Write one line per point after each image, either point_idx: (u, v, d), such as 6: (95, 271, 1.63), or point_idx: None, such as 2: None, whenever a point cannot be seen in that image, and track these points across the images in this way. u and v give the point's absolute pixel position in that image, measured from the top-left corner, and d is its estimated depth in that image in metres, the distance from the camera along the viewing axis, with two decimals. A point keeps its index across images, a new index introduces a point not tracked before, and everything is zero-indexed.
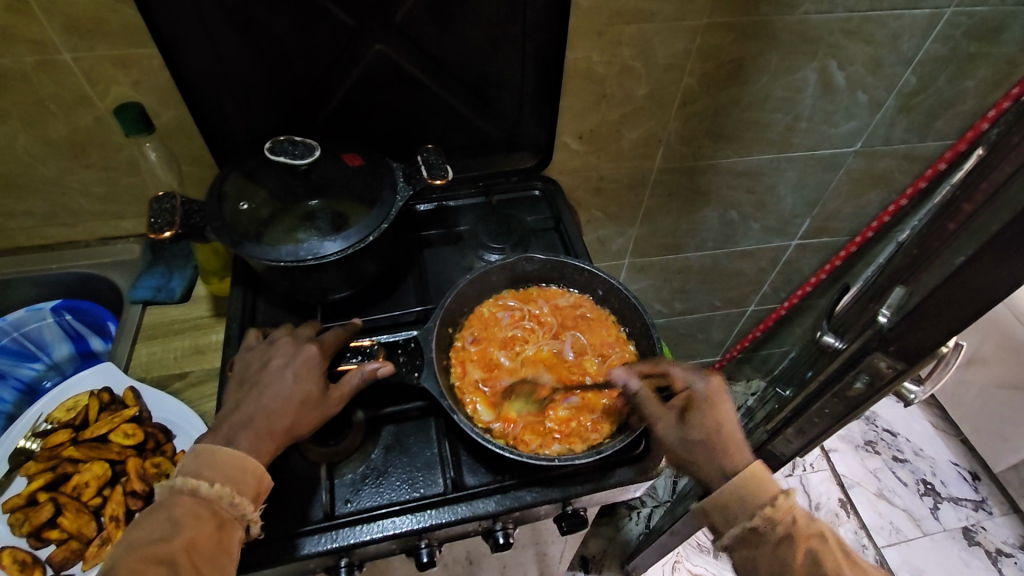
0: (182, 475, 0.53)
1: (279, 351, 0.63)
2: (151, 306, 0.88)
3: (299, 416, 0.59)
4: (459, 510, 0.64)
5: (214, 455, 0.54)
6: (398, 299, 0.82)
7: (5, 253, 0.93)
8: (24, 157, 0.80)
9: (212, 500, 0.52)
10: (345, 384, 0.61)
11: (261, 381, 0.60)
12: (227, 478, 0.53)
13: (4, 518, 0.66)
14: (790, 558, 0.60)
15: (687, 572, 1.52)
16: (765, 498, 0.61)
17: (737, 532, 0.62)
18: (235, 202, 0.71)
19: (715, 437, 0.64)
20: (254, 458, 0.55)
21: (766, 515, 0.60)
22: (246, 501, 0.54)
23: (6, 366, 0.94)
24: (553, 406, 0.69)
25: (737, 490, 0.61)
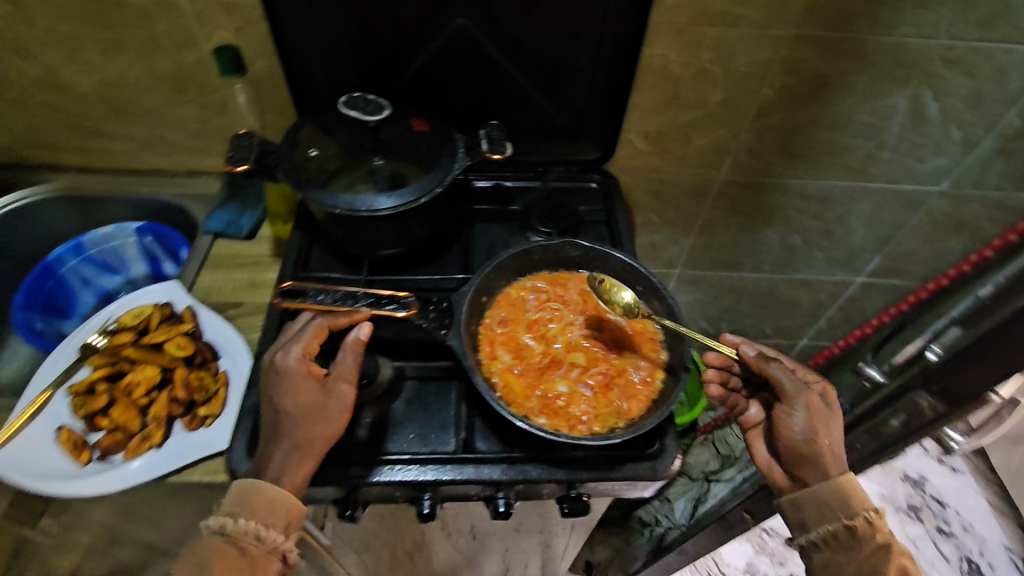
0: (220, 514, 0.58)
1: (270, 377, 0.63)
2: (219, 238, 0.95)
3: (312, 419, 0.61)
4: (465, 469, 0.66)
5: (245, 491, 0.58)
6: (442, 265, 0.86)
7: (106, 171, 1.04)
8: (135, 85, 0.90)
9: (242, 536, 0.57)
10: (344, 368, 0.63)
11: (268, 414, 0.62)
12: (253, 515, 0.57)
13: (67, 400, 0.73)
14: (880, 569, 0.62)
15: None
16: (868, 507, 0.64)
17: (827, 532, 0.65)
18: (305, 149, 0.76)
19: (834, 436, 0.66)
20: (281, 492, 0.58)
21: (866, 519, 0.64)
22: (276, 534, 0.58)
23: (91, 274, 1.06)
24: (561, 390, 0.68)
25: (852, 492, 0.64)
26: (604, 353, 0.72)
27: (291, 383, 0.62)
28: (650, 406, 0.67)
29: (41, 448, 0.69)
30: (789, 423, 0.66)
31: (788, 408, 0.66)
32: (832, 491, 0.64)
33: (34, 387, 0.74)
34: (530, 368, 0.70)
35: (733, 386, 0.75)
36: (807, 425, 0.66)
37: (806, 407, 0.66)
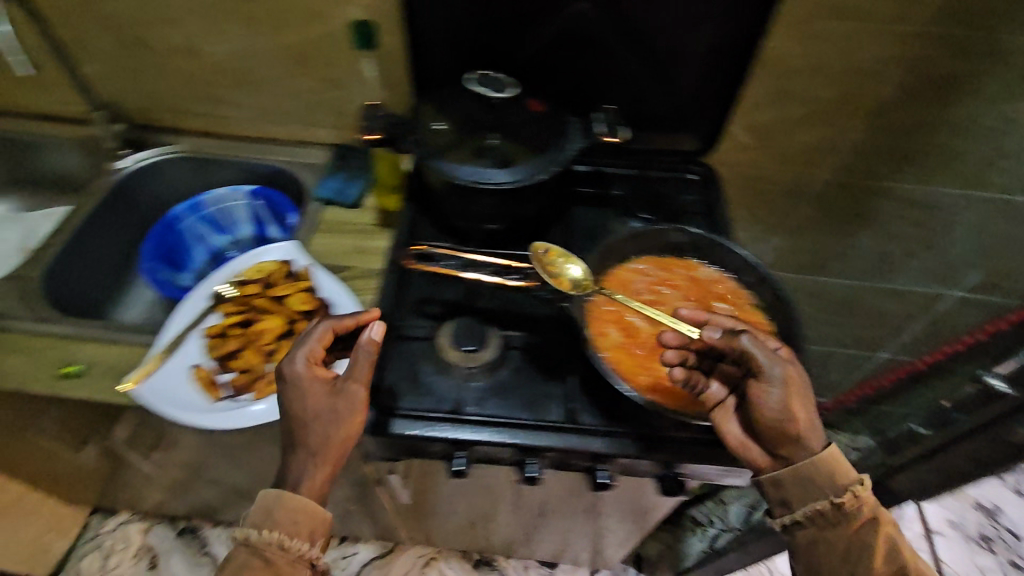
0: (246, 523, 0.60)
1: (280, 384, 0.64)
2: (329, 206, 1.00)
3: (321, 421, 0.62)
4: (571, 441, 0.68)
5: (269, 504, 0.60)
6: (543, 245, 0.88)
7: (223, 136, 1.10)
8: (263, 56, 0.95)
9: (265, 546, 0.59)
10: (353, 369, 0.64)
11: (286, 420, 0.63)
12: (275, 525, 0.59)
13: (201, 341, 0.80)
14: (868, 544, 0.58)
15: None
16: (853, 478, 0.59)
17: (814, 511, 0.59)
18: (428, 124, 0.79)
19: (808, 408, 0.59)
20: (298, 499, 0.60)
21: (854, 494, 0.58)
22: (299, 542, 0.59)
23: (205, 232, 1.12)
24: (669, 371, 0.69)
25: (823, 465, 0.58)
26: None
27: (304, 390, 0.63)
28: (758, 394, 0.67)
29: (177, 383, 0.75)
30: (766, 401, 0.59)
31: (766, 384, 0.58)
32: (818, 466, 0.58)
33: (169, 328, 0.79)
34: (638, 347, 0.71)
35: (694, 362, 0.67)
36: (788, 401, 0.58)
37: (784, 382, 0.58)
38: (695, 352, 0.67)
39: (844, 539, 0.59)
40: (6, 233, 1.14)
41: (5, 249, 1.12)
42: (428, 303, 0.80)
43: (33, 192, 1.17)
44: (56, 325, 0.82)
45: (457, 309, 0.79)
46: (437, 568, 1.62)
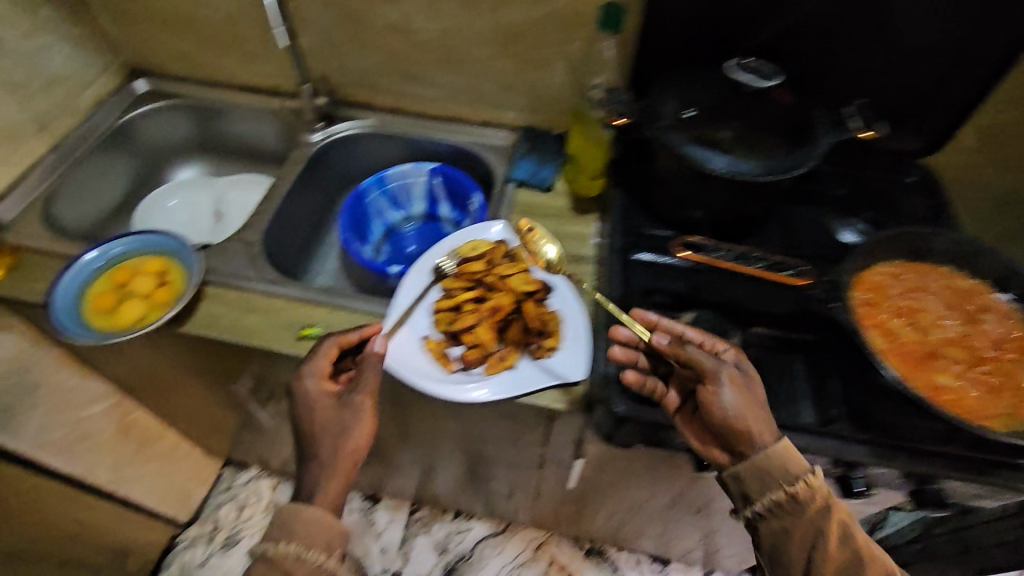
0: (266, 540, 0.66)
1: (296, 404, 0.72)
2: (522, 186, 1.01)
3: (332, 435, 0.69)
4: (828, 442, 0.67)
5: (286, 517, 0.66)
6: (760, 240, 0.85)
7: (410, 113, 1.11)
8: (472, 36, 0.95)
9: (284, 558, 0.64)
10: (360, 384, 0.72)
11: (303, 436, 0.71)
12: (295, 536, 0.65)
13: (429, 315, 0.82)
14: (824, 531, 0.60)
15: None
16: (805, 469, 0.61)
17: (774, 502, 0.61)
18: (682, 110, 0.76)
19: (757, 399, 0.64)
20: (307, 509, 0.66)
21: (806, 482, 0.60)
22: (316, 553, 0.65)
23: (383, 206, 1.14)
24: (946, 381, 0.65)
25: (779, 453, 0.61)
26: (983, 350, 0.68)
27: (317, 402, 0.71)
28: None
29: (412, 353, 0.78)
30: (724, 405, 0.62)
31: (713, 387, 0.62)
32: (770, 459, 0.61)
33: (402, 299, 0.82)
34: (907, 356, 0.67)
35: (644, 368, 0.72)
36: (739, 399, 0.62)
37: (728, 381, 0.62)
38: (641, 356, 0.72)
39: (812, 527, 0.61)
40: (200, 194, 1.18)
41: (200, 210, 1.17)
42: (654, 293, 0.79)
43: (224, 158, 1.23)
44: (287, 289, 0.85)
45: (686, 301, 0.78)
46: (550, 552, 1.64)
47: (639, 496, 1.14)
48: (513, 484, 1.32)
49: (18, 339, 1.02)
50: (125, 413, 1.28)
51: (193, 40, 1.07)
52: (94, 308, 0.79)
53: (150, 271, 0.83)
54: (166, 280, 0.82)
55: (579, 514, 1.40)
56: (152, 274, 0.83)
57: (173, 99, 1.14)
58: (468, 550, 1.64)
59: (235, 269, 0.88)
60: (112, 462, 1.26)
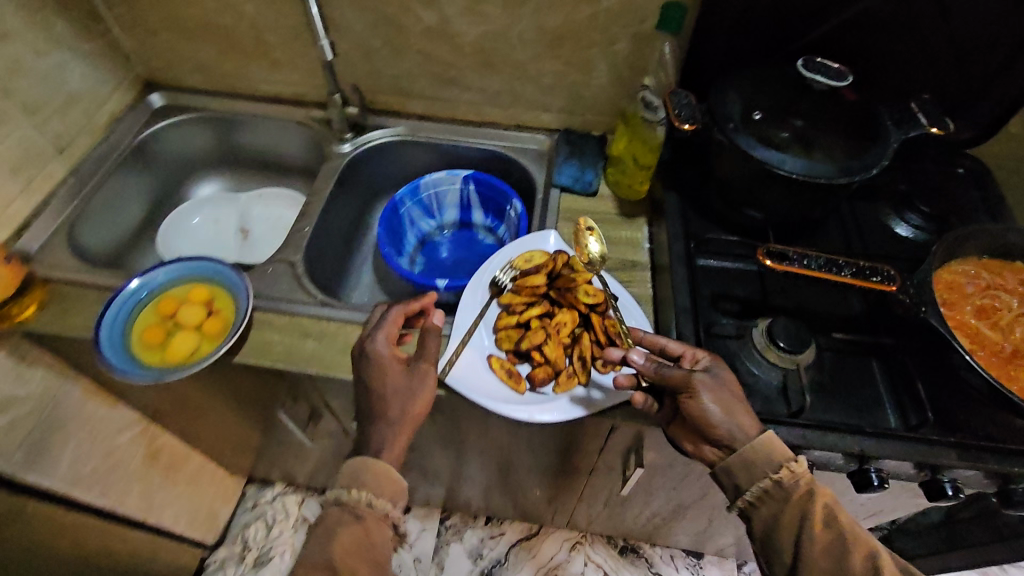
0: (336, 487, 0.66)
1: (362, 362, 0.72)
2: (566, 193, 0.98)
3: (400, 395, 0.69)
4: (921, 447, 0.65)
5: (354, 469, 0.65)
6: (822, 240, 0.84)
7: (443, 119, 1.08)
8: (513, 39, 0.92)
9: (353, 506, 0.65)
10: (424, 350, 0.72)
11: (361, 395, 0.71)
12: (362, 486, 0.65)
13: (491, 334, 0.79)
14: (808, 514, 0.60)
15: None
16: (788, 456, 0.61)
17: (762, 489, 0.61)
18: (750, 112, 0.76)
19: (736, 399, 0.65)
20: (377, 461, 0.66)
21: (790, 470, 0.60)
22: (384, 502, 0.65)
23: (416, 215, 1.10)
24: None
25: (761, 443, 0.61)
26: None
27: (383, 366, 0.71)
28: None
29: (481, 373, 0.76)
30: (706, 411, 0.63)
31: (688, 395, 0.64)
32: (755, 450, 0.61)
33: (464, 318, 0.80)
34: (995, 356, 0.66)
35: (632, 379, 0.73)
36: (715, 402, 0.63)
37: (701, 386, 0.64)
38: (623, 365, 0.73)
39: (798, 510, 0.60)
40: (223, 212, 1.14)
41: (225, 228, 1.12)
42: (722, 300, 0.77)
43: (246, 171, 1.18)
44: (339, 311, 0.82)
45: (754, 308, 0.76)
46: (584, 552, 1.61)
47: (688, 498, 1.13)
48: (554, 490, 1.30)
49: (44, 373, 0.97)
50: (152, 439, 1.23)
51: (214, 49, 1.03)
52: (143, 344, 0.76)
53: (196, 300, 0.79)
54: (214, 310, 0.79)
55: (620, 515, 1.39)
56: (198, 303, 0.79)
57: (193, 113, 1.09)
58: (502, 555, 1.61)
59: (282, 293, 0.85)
60: (142, 491, 1.22)
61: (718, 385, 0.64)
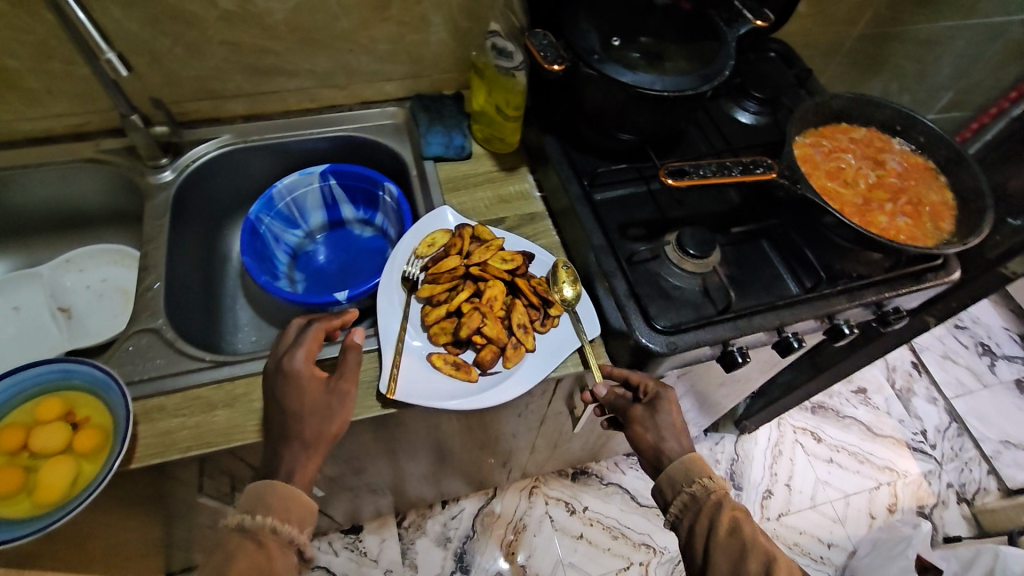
0: (239, 512, 0.60)
1: (277, 382, 0.66)
2: (441, 162, 0.93)
3: (316, 416, 0.63)
4: (821, 302, 0.75)
5: (259, 492, 0.61)
6: (689, 145, 0.90)
7: (274, 115, 0.95)
8: (332, 7, 0.82)
9: (256, 530, 0.59)
10: (343, 368, 0.66)
11: (275, 415, 0.64)
12: (269, 508, 0.60)
13: (422, 333, 0.74)
14: (715, 523, 0.63)
15: (833, 409, 1.62)
16: (706, 471, 0.67)
17: (682, 502, 0.66)
18: (609, 40, 0.75)
19: (673, 424, 0.70)
20: (284, 481, 0.61)
21: (704, 485, 0.66)
22: (290, 527, 0.60)
23: (278, 230, 0.97)
24: (886, 220, 0.79)
25: (679, 462, 0.67)
26: (900, 182, 0.82)
27: (299, 385, 0.65)
28: (958, 215, 0.78)
29: (427, 376, 0.71)
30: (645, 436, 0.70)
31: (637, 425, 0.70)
32: (677, 468, 0.67)
33: (388, 327, 0.73)
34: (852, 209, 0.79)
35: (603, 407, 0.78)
36: (646, 431, 0.70)
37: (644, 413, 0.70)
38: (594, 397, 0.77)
39: (710, 517, 0.64)
40: (24, 294, 0.90)
41: (33, 315, 0.89)
42: (630, 227, 0.80)
43: (36, 237, 0.95)
44: (241, 367, 0.71)
45: (658, 226, 0.80)
46: (543, 494, 1.57)
47: None
48: (509, 454, 1.29)
49: None
50: None
51: None
52: None
53: (50, 418, 0.62)
54: (80, 421, 0.63)
55: (568, 450, 1.44)
56: (55, 418, 0.62)
57: None
58: (470, 529, 1.51)
59: (159, 369, 0.71)
60: None
61: (655, 414, 0.70)
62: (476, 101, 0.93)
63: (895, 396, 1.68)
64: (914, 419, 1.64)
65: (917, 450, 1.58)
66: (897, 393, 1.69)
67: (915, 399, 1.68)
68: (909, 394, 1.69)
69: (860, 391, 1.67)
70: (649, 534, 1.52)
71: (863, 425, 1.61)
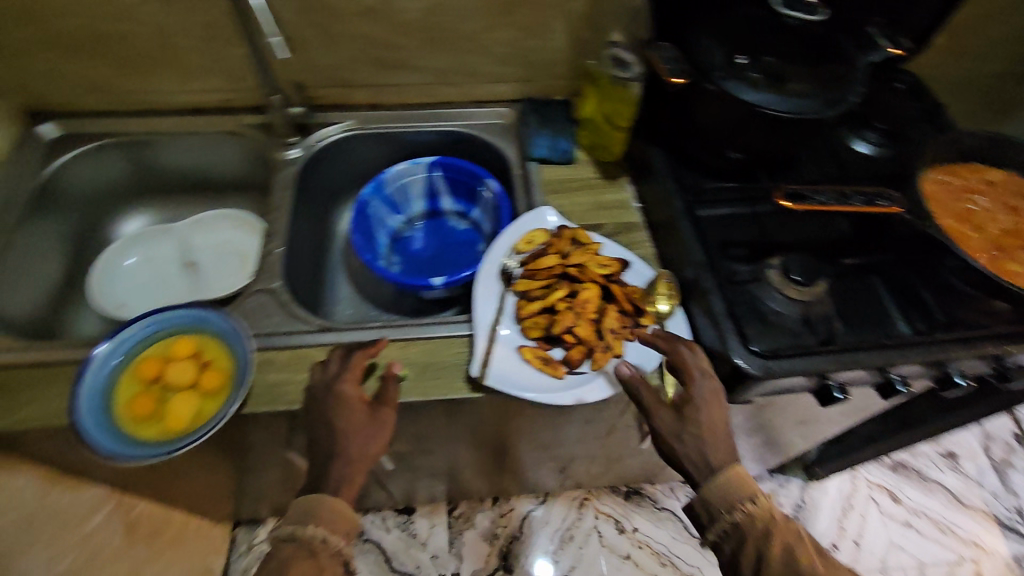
0: (289, 522, 0.62)
1: (323, 404, 0.66)
2: (544, 165, 0.96)
3: (362, 437, 0.64)
4: (933, 347, 0.70)
5: (309, 504, 0.62)
6: (799, 171, 0.87)
7: (393, 106, 1.01)
8: (462, 10, 0.87)
9: (308, 541, 0.62)
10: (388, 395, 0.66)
11: (323, 433, 0.64)
12: (319, 521, 0.62)
13: (514, 325, 0.76)
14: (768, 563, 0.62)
15: (916, 469, 1.51)
16: (748, 495, 0.63)
17: (722, 528, 0.64)
18: (733, 57, 0.74)
19: (713, 434, 0.65)
20: (333, 496, 0.62)
21: (744, 510, 0.62)
22: (341, 538, 0.62)
23: (383, 214, 1.03)
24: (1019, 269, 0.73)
25: (718, 483, 0.63)
26: None
27: (348, 407, 0.65)
28: None
29: (515, 367, 0.73)
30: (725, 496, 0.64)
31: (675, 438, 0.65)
32: (716, 489, 0.63)
33: (484, 313, 0.76)
34: (980, 253, 0.74)
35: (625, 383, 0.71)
36: (681, 442, 0.65)
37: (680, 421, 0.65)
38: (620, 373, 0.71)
39: (754, 546, 0.63)
40: (160, 246, 1.01)
41: (165, 267, 0.99)
42: (730, 246, 0.79)
43: (174, 196, 1.05)
44: (347, 334, 0.76)
45: (761, 249, 0.79)
46: (593, 506, 1.56)
47: None
48: (567, 461, 1.29)
49: None
50: (127, 511, 1.07)
51: (111, 63, 0.89)
52: (135, 418, 0.65)
53: (183, 355, 0.69)
54: (208, 361, 0.70)
55: (627, 466, 1.42)
56: (187, 357, 0.69)
57: (102, 138, 0.94)
58: (517, 529, 1.52)
59: (274, 326, 0.77)
60: (129, 568, 1.06)
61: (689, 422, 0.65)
62: (584, 109, 0.95)
63: (991, 466, 1.54)
64: (1011, 495, 1.50)
65: (1010, 529, 1.44)
66: (994, 463, 1.54)
67: (1014, 473, 1.54)
68: (1008, 467, 1.54)
69: (950, 455, 1.54)
70: (699, 568, 1.47)
71: (949, 492, 1.48)
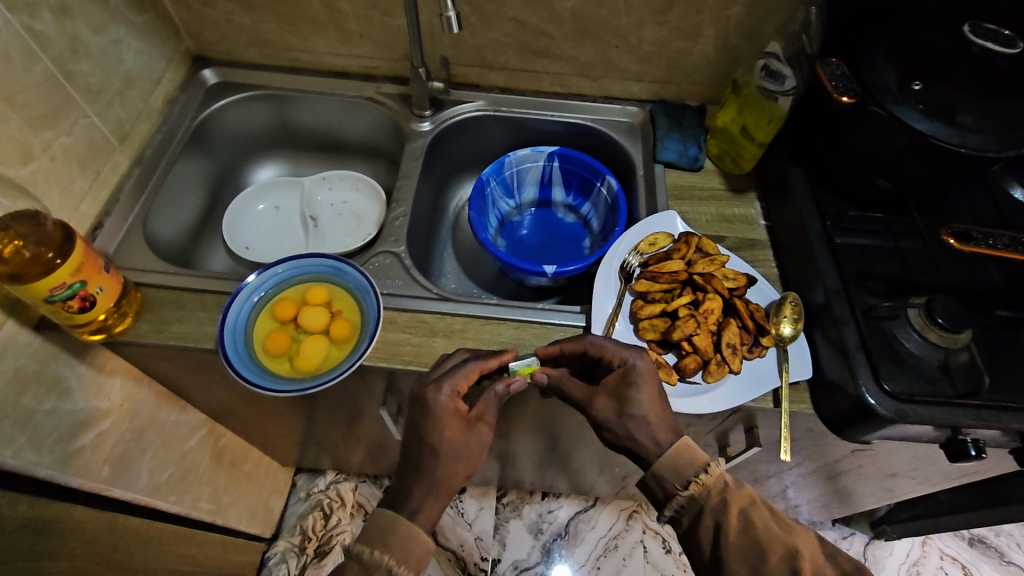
0: (358, 543, 0.59)
1: (421, 410, 0.65)
2: (670, 168, 0.94)
3: (456, 456, 0.62)
4: None
5: (384, 525, 0.60)
6: (948, 210, 0.82)
7: (525, 92, 1.03)
8: (619, 4, 0.87)
9: (373, 568, 0.57)
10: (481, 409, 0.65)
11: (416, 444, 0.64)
12: (388, 547, 0.58)
13: (629, 324, 0.76)
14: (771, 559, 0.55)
15: (998, 548, 1.40)
16: (699, 466, 0.59)
17: (677, 504, 0.59)
18: (908, 81, 0.70)
19: (654, 411, 0.62)
20: (407, 520, 0.60)
21: (697, 483, 0.58)
22: (408, 570, 0.58)
23: (497, 195, 1.03)
24: None
25: (663, 459, 0.59)
26: None
27: (441, 423, 0.63)
28: None
29: None
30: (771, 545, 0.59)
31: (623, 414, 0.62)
32: (664, 466, 0.59)
33: (601, 308, 0.76)
34: None
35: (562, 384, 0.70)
36: (625, 419, 0.62)
37: (611, 396, 0.63)
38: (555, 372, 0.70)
39: (713, 516, 0.58)
40: (286, 197, 1.06)
41: (287, 218, 1.04)
42: (867, 279, 0.75)
43: (305, 152, 1.11)
44: (461, 306, 0.78)
45: (902, 287, 0.75)
46: (641, 521, 1.53)
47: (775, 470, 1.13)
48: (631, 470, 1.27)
49: (121, 382, 0.88)
50: (216, 439, 1.14)
51: (279, 19, 0.94)
52: (270, 352, 0.70)
53: (316, 302, 0.73)
54: (337, 312, 0.73)
55: None
56: (320, 304, 0.73)
57: (253, 90, 1.01)
58: (563, 527, 1.52)
59: (396, 289, 0.80)
60: (210, 493, 1.13)
61: (626, 394, 0.63)
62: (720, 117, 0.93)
63: None
64: None
65: None
66: None
67: None
68: None
69: None
70: None
71: None
